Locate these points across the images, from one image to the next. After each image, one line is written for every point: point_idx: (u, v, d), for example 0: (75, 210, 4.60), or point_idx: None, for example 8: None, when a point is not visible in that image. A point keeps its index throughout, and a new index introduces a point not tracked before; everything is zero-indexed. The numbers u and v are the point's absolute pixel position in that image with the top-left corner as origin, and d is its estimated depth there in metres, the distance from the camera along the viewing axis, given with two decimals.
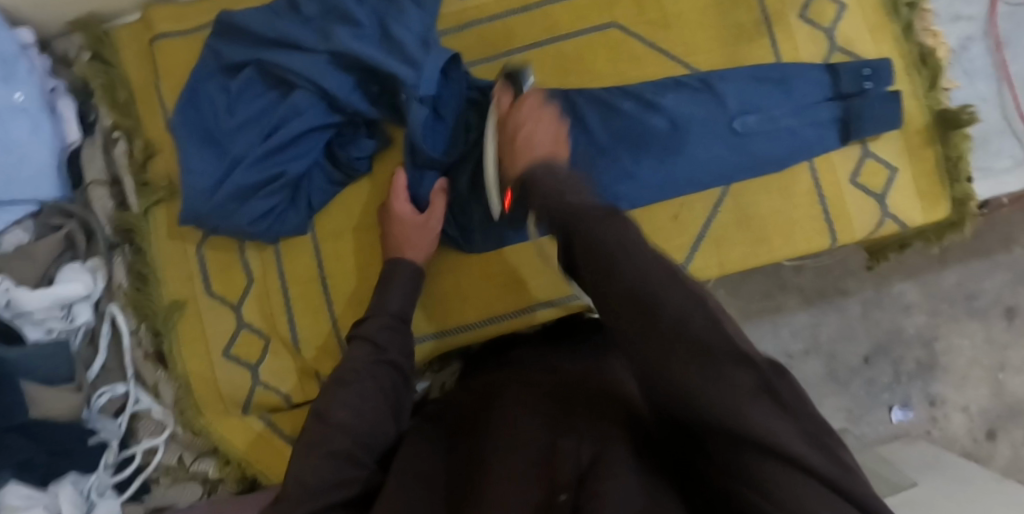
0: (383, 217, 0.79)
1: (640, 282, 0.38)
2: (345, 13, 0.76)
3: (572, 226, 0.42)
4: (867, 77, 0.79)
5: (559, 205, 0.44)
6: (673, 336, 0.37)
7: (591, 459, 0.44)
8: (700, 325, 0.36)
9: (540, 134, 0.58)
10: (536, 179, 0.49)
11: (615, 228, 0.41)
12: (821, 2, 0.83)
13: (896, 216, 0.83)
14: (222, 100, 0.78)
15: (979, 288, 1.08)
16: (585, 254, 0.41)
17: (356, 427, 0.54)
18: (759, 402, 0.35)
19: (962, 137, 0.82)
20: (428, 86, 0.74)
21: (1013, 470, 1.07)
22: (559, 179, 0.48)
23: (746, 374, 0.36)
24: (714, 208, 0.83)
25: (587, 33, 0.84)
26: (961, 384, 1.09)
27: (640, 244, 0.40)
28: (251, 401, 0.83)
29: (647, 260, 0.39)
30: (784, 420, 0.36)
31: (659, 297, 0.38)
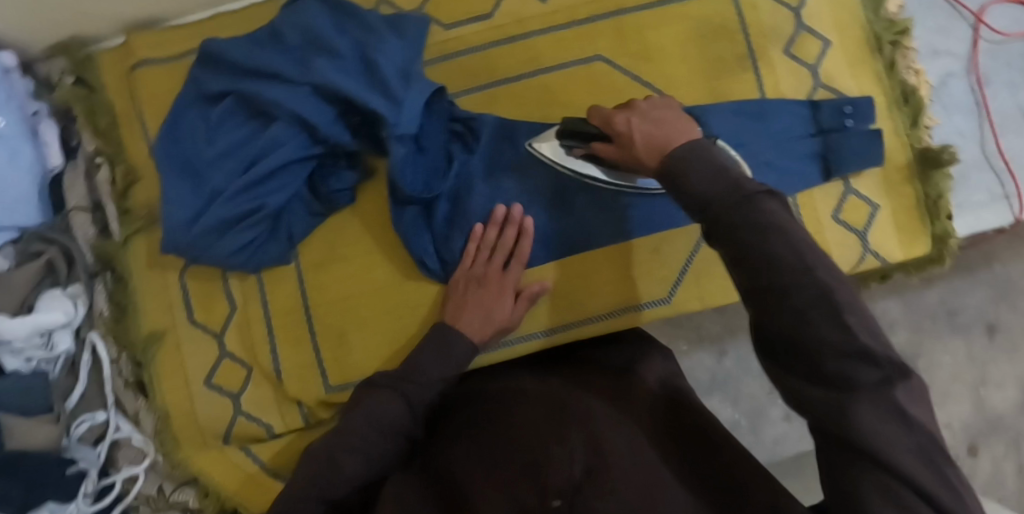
0: (478, 287, 0.75)
1: (773, 270, 0.43)
2: (325, 44, 0.76)
3: (718, 216, 0.46)
4: (848, 115, 0.80)
5: (704, 192, 0.48)
6: (805, 329, 0.42)
7: (584, 469, 0.49)
8: (827, 320, 0.41)
9: (667, 126, 0.57)
10: (694, 166, 0.49)
11: (770, 209, 0.45)
12: (805, 37, 0.83)
13: (877, 251, 0.83)
14: (202, 130, 0.78)
15: (960, 304, 1.10)
16: (728, 245, 0.46)
17: (355, 476, 0.57)
18: (870, 407, 0.40)
19: (943, 176, 0.83)
20: (409, 123, 0.74)
21: (993, 485, 1.08)
22: (706, 165, 0.49)
23: (867, 379, 0.40)
24: (695, 244, 0.83)
25: (571, 65, 0.84)
26: (942, 399, 1.10)
27: (801, 242, 0.44)
28: (230, 432, 0.82)
29: (791, 262, 0.43)
30: (894, 424, 0.40)
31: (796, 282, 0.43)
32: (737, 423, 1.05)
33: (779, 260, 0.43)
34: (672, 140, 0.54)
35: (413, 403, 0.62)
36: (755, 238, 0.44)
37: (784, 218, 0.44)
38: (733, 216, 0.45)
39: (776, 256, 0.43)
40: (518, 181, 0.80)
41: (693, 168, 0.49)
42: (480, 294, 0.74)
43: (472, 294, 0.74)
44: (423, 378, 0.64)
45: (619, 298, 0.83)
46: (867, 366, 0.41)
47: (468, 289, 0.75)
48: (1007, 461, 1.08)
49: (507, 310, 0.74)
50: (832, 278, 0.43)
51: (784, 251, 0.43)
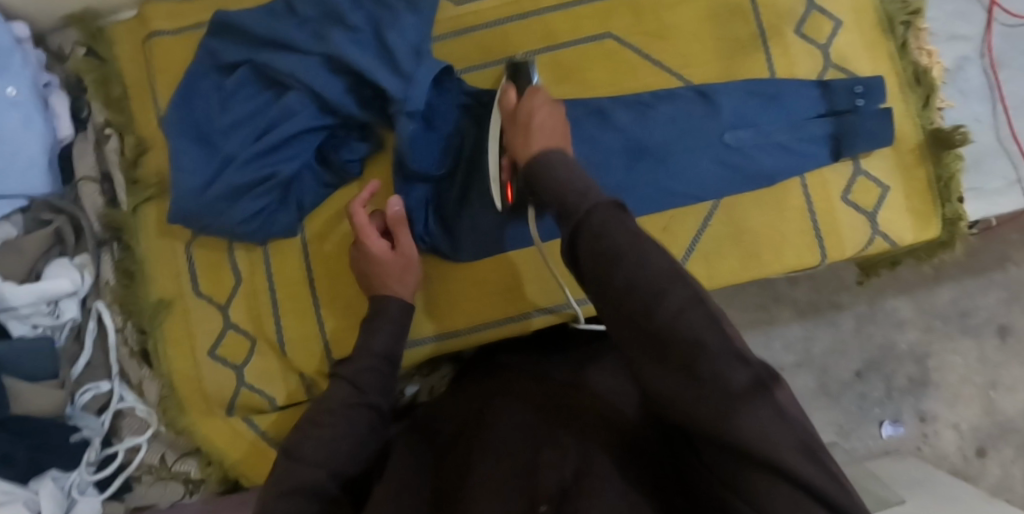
0: (361, 260, 0.76)
1: (642, 275, 0.44)
2: (340, 18, 0.77)
3: (585, 221, 0.49)
4: (859, 95, 0.79)
5: (576, 190, 0.52)
6: (675, 327, 0.42)
7: (574, 474, 0.47)
8: (694, 320, 0.42)
9: (544, 120, 0.63)
10: (548, 168, 0.57)
11: (618, 222, 0.47)
12: (818, 17, 0.83)
13: (886, 233, 0.82)
14: (216, 99, 0.80)
15: (972, 306, 1.11)
16: (591, 254, 0.47)
17: (319, 461, 0.56)
18: (750, 408, 0.39)
19: (955, 158, 0.81)
20: (418, 100, 0.74)
21: (1002, 488, 1.09)
22: (557, 170, 0.56)
23: (739, 381, 0.39)
24: (703, 222, 0.82)
25: (583, 43, 0.83)
26: (952, 401, 1.11)
27: (654, 256, 0.45)
28: (234, 402, 0.82)
29: (645, 273, 0.44)
30: (777, 421, 0.39)
31: (654, 300, 0.43)
32: None
33: (624, 281, 0.45)
34: (531, 142, 0.62)
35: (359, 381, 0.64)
36: (605, 261, 0.46)
37: (625, 234, 0.46)
38: (596, 251, 0.47)
39: (621, 262, 0.45)
40: None
41: (552, 165, 0.57)
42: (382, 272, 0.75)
43: (374, 277, 0.75)
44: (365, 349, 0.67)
45: None
46: (741, 371, 0.40)
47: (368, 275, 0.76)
48: (1015, 466, 1.10)
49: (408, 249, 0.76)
50: (688, 290, 0.43)
51: (634, 260, 0.45)
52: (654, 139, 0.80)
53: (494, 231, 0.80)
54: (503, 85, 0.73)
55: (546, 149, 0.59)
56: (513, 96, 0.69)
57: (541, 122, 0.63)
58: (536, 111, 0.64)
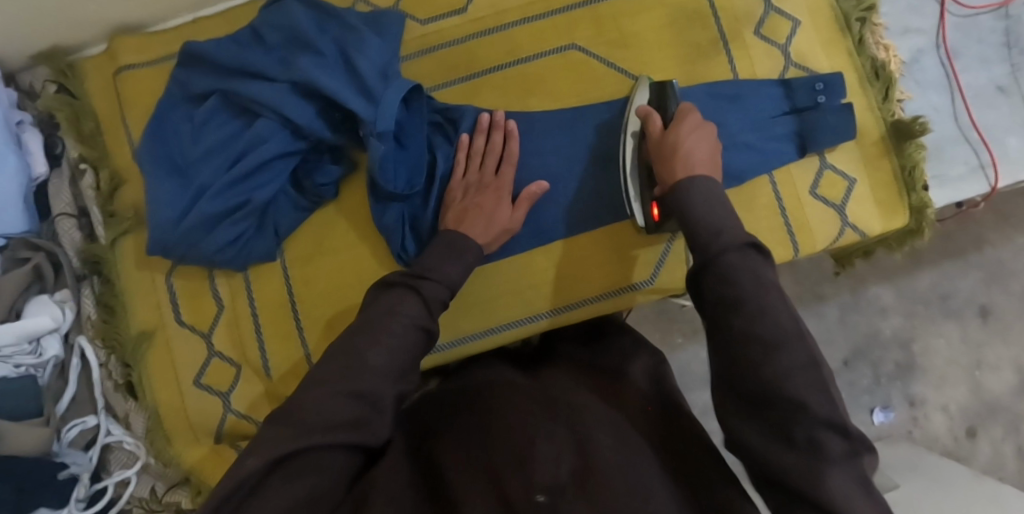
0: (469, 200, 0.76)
1: (758, 325, 0.51)
2: (307, 43, 0.80)
3: (716, 259, 0.54)
4: (819, 92, 0.82)
5: (707, 227, 0.57)
6: (784, 386, 0.49)
7: (571, 470, 0.48)
8: (801, 382, 0.49)
9: (695, 147, 0.66)
10: (697, 198, 0.61)
11: (755, 261, 0.54)
12: (776, 19, 0.85)
13: (856, 225, 0.84)
14: (188, 130, 0.81)
15: (952, 289, 1.13)
16: (717, 298, 0.53)
17: (389, 371, 0.55)
18: (837, 470, 0.46)
19: (916, 147, 0.83)
20: (386, 121, 0.76)
21: (993, 467, 1.11)
22: (705, 199, 0.60)
23: (835, 450, 0.47)
24: None
25: (547, 54, 0.84)
26: (939, 384, 1.13)
27: (780, 308, 0.51)
28: (222, 429, 0.81)
29: (768, 322, 0.51)
30: (861, 489, 0.46)
31: (772, 349, 0.50)
32: None
33: (752, 326, 0.51)
34: (694, 167, 0.64)
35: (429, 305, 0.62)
36: (732, 306, 0.52)
37: (753, 281, 0.52)
38: (722, 292, 0.53)
39: (748, 311, 0.51)
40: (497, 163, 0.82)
41: (691, 199, 0.60)
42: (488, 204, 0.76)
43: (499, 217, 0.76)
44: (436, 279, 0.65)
45: (608, 279, 0.83)
46: (839, 442, 0.47)
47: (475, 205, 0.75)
48: (1005, 443, 1.12)
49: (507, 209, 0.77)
50: (806, 351, 0.50)
51: (762, 314, 0.51)
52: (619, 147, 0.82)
53: None
54: (635, 110, 0.76)
55: (492, 214, 0.75)
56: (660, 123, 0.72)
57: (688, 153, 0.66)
58: (683, 138, 0.67)
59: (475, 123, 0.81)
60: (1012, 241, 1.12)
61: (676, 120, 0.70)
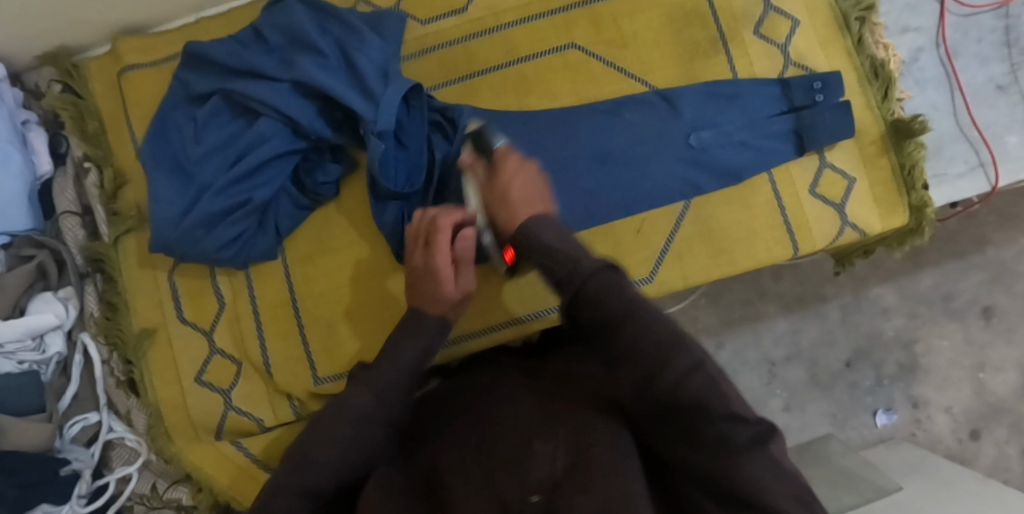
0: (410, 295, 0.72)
1: (644, 342, 0.51)
2: (308, 44, 0.80)
3: (583, 284, 0.54)
4: (818, 90, 0.82)
5: (566, 259, 0.57)
6: (676, 393, 0.48)
7: (566, 464, 0.47)
8: (699, 386, 0.48)
9: (517, 188, 0.69)
10: (540, 229, 0.62)
11: (621, 283, 0.54)
12: (775, 18, 0.85)
13: (856, 224, 0.84)
14: (189, 130, 0.81)
15: (955, 289, 1.12)
16: (597, 323, 0.53)
17: (349, 426, 0.56)
18: (750, 463, 0.45)
19: (916, 146, 0.83)
20: (387, 119, 0.76)
21: (997, 468, 1.11)
22: (553, 230, 0.62)
23: (742, 439, 0.46)
24: (676, 221, 0.83)
25: (547, 54, 0.85)
26: (942, 385, 1.13)
27: (650, 321, 0.51)
28: (223, 427, 0.82)
29: (647, 337, 0.51)
30: (773, 478, 0.45)
31: (662, 362, 0.49)
32: None
33: (642, 347, 0.51)
34: (521, 206, 0.67)
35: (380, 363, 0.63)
36: (612, 329, 0.52)
37: (624, 305, 0.52)
38: (602, 319, 0.52)
39: (627, 329, 0.51)
40: None
41: (530, 234, 0.62)
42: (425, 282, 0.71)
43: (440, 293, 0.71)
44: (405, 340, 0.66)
45: (610, 277, 0.84)
46: (744, 430, 0.47)
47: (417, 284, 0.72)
48: (1010, 445, 1.11)
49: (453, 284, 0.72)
50: (688, 355, 0.49)
51: (637, 330, 0.51)
52: (618, 147, 0.83)
53: None
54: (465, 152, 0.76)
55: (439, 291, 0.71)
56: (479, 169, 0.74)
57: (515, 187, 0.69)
58: (510, 178, 0.70)
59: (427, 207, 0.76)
60: (1015, 242, 1.12)
61: (496, 161, 0.72)
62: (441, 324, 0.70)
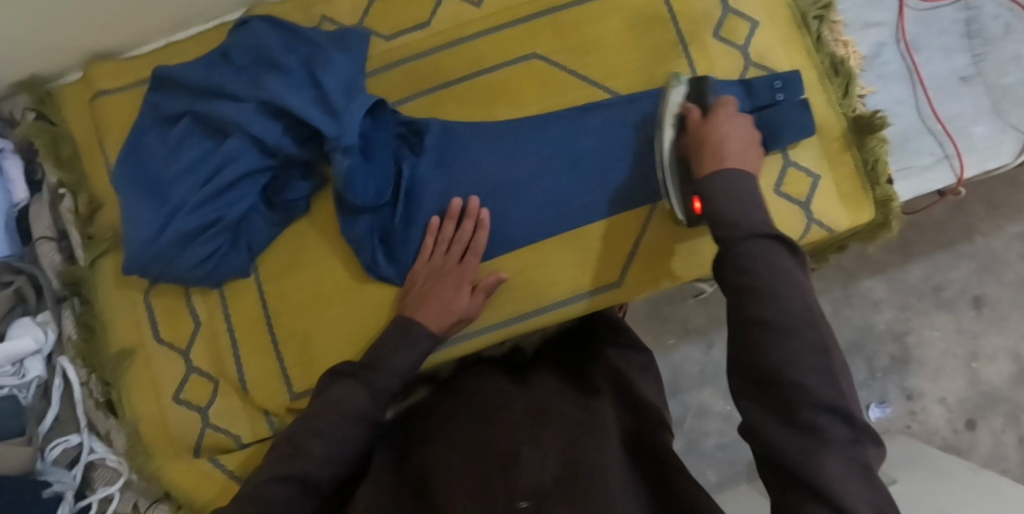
0: (419, 293, 0.78)
1: (783, 308, 0.54)
2: (273, 62, 0.81)
3: (734, 246, 0.59)
4: (778, 89, 0.82)
5: (724, 222, 0.61)
6: (784, 373, 0.51)
7: (556, 476, 0.51)
8: (812, 365, 0.51)
9: (733, 140, 0.69)
10: (720, 189, 0.64)
11: (773, 248, 0.57)
12: (734, 20, 0.86)
13: (821, 221, 0.84)
14: (162, 151, 0.83)
15: (945, 280, 1.13)
16: (737, 279, 0.57)
17: (327, 456, 0.62)
18: (833, 456, 0.48)
19: (879, 141, 0.84)
20: (350, 135, 0.77)
21: (994, 458, 1.10)
22: (733, 194, 0.63)
23: (838, 435, 0.49)
24: (642, 224, 0.84)
25: (510, 64, 0.86)
26: (935, 376, 1.12)
27: (792, 290, 0.55)
28: (201, 444, 0.83)
29: (777, 308, 0.54)
30: (858, 475, 0.48)
31: (784, 332, 0.53)
32: (731, 415, 1.09)
33: (772, 312, 0.54)
34: (726, 156, 0.67)
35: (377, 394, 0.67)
36: (748, 290, 0.56)
37: (769, 269, 0.56)
38: (738, 281, 0.57)
39: (760, 290, 0.55)
40: (468, 170, 0.83)
41: (712, 188, 0.64)
42: (440, 286, 0.78)
43: (443, 303, 0.77)
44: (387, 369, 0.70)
45: (577, 282, 0.85)
46: (841, 429, 0.50)
47: (429, 282, 0.79)
48: (1006, 434, 1.11)
49: (466, 301, 0.78)
50: (816, 337, 0.53)
51: (771, 297, 0.54)
52: (585, 150, 0.83)
53: None
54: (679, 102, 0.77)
55: (450, 304, 0.77)
56: (698, 114, 0.74)
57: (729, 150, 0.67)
58: (722, 126, 0.70)
59: (447, 207, 0.82)
60: (1004, 230, 1.12)
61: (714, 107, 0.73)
62: (437, 332, 0.76)
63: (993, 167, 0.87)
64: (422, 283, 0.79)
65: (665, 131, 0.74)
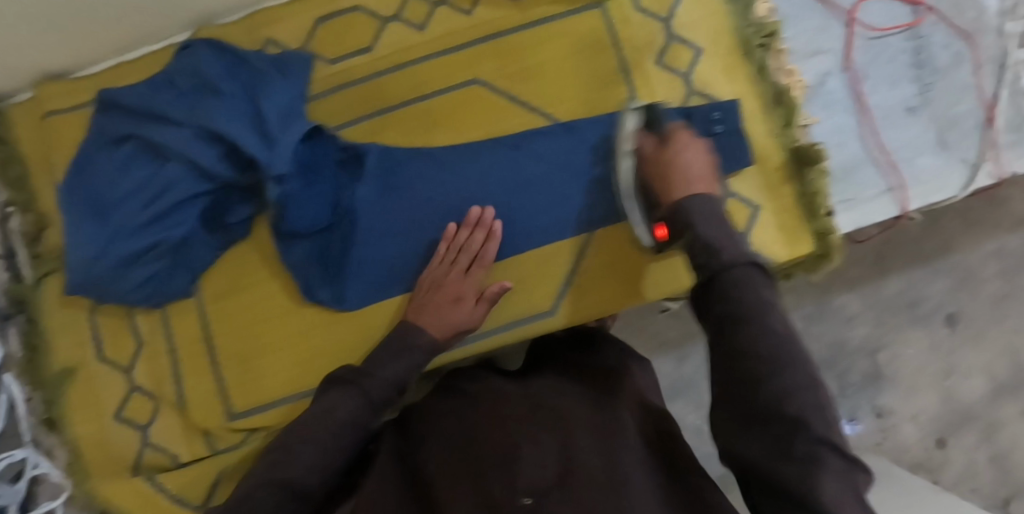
0: (422, 304, 0.78)
1: (763, 343, 0.51)
2: (213, 87, 0.81)
3: (719, 274, 0.55)
4: (716, 121, 0.82)
5: (705, 247, 0.58)
6: (778, 406, 0.48)
7: (556, 470, 0.51)
8: (797, 378, 0.49)
9: (696, 166, 0.69)
10: (694, 210, 0.62)
11: (752, 275, 0.54)
12: (677, 47, 0.86)
13: (759, 253, 0.83)
14: (106, 172, 0.82)
15: (920, 296, 1.12)
16: (722, 310, 0.53)
17: (315, 462, 0.61)
18: (832, 481, 0.45)
19: (819, 173, 0.83)
20: (281, 163, 0.77)
21: (965, 476, 1.09)
22: (708, 211, 0.62)
23: (832, 463, 0.46)
24: (581, 250, 0.84)
25: (450, 90, 0.85)
26: (908, 393, 1.11)
27: (778, 319, 0.52)
28: (140, 463, 0.84)
29: (772, 337, 0.51)
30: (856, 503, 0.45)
31: (776, 366, 0.49)
32: (700, 429, 1.08)
33: (765, 347, 0.50)
34: (692, 185, 0.67)
35: (370, 396, 0.65)
36: (730, 321, 0.52)
37: (754, 305, 0.52)
38: (725, 312, 0.53)
39: (749, 323, 0.51)
40: (406, 196, 0.83)
41: (688, 214, 0.62)
42: (440, 298, 0.77)
43: (445, 312, 0.76)
44: (380, 374, 0.67)
45: (518, 306, 0.85)
46: (837, 457, 0.46)
47: (430, 294, 0.78)
48: (978, 452, 1.10)
49: (469, 311, 0.76)
50: (803, 371, 0.50)
51: (757, 325, 0.51)
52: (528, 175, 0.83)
53: (386, 275, 0.84)
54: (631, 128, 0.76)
55: (448, 316, 0.76)
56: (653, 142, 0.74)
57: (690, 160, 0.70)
58: (682, 155, 0.70)
59: (464, 215, 0.81)
60: (981, 247, 1.12)
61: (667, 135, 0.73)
62: (439, 341, 0.74)
63: (938, 199, 0.87)
64: (426, 295, 0.79)
65: (621, 158, 0.74)
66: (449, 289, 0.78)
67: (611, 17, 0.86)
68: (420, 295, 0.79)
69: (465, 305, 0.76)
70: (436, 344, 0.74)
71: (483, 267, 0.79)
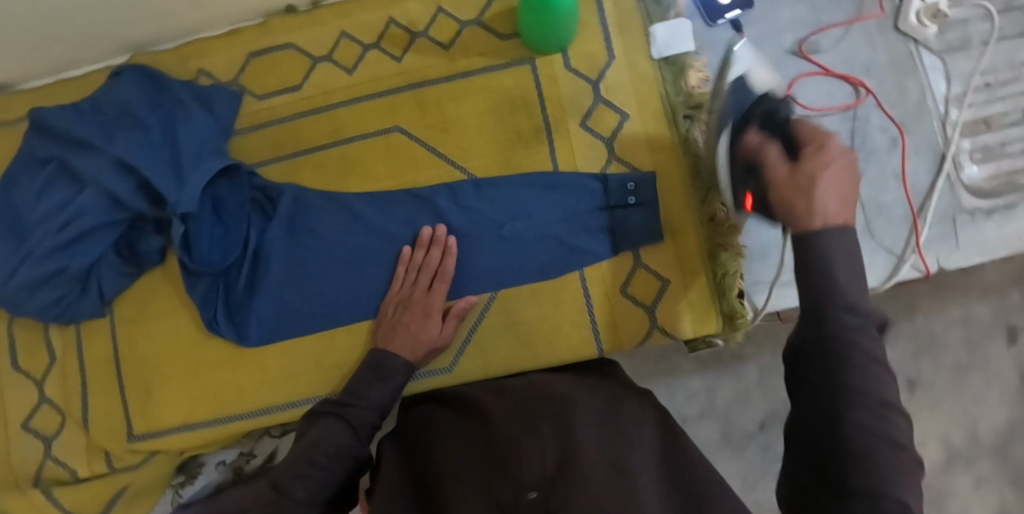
0: (388, 332, 0.76)
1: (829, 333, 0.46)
2: (134, 119, 0.80)
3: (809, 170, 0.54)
4: (630, 192, 0.81)
5: (821, 190, 0.52)
6: (824, 379, 0.45)
7: (558, 461, 0.47)
8: (855, 355, 0.44)
9: (841, 186, 0.52)
10: (830, 250, 0.48)
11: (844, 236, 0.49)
12: (603, 110, 0.85)
13: (665, 328, 0.82)
14: (29, 191, 0.81)
15: None
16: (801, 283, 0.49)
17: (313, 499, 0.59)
18: (859, 470, 0.41)
19: (732, 254, 0.81)
20: (187, 203, 0.78)
21: None
22: (843, 264, 0.48)
23: (869, 445, 0.42)
24: (481, 312, 0.83)
25: (370, 136, 0.86)
26: None
27: (848, 305, 0.47)
28: (40, 476, 0.86)
29: (852, 375, 0.44)
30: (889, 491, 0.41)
31: (833, 351, 0.45)
32: None
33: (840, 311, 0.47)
34: (831, 205, 0.51)
35: (357, 430, 0.65)
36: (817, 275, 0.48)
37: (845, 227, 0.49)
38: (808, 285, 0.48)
39: (810, 284, 0.48)
40: (313, 241, 0.83)
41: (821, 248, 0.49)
42: (408, 319, 0.76)
43: (413, 333, 0.75)
44: (364, 404, 0.67)
45: None
46: (873, 437, 0.42)
47: (398, 315, 0.78)
48: None
49: (437, 331, 0.76)
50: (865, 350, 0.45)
51: (827, 296, 0.47)
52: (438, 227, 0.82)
53: (289, 315, 0.84)
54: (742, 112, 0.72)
55: (422, 335, 0.75)
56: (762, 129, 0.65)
57: (823, 202, 0.51)
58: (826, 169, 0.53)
59: (417, 236, 0.82)
60: (947, 312, 0.94)
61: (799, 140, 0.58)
62: (411, 364, 0.73)
63: None
64: (392, 315, 0.78)
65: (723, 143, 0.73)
66: (413, 310, 0.77)
67: (539, 74, 0.85)
68: (388, 315, 0.79)
69: (432, 324, 0.76)
70: (409, 367, 0.73)
71: (444, 281, 0.79)
